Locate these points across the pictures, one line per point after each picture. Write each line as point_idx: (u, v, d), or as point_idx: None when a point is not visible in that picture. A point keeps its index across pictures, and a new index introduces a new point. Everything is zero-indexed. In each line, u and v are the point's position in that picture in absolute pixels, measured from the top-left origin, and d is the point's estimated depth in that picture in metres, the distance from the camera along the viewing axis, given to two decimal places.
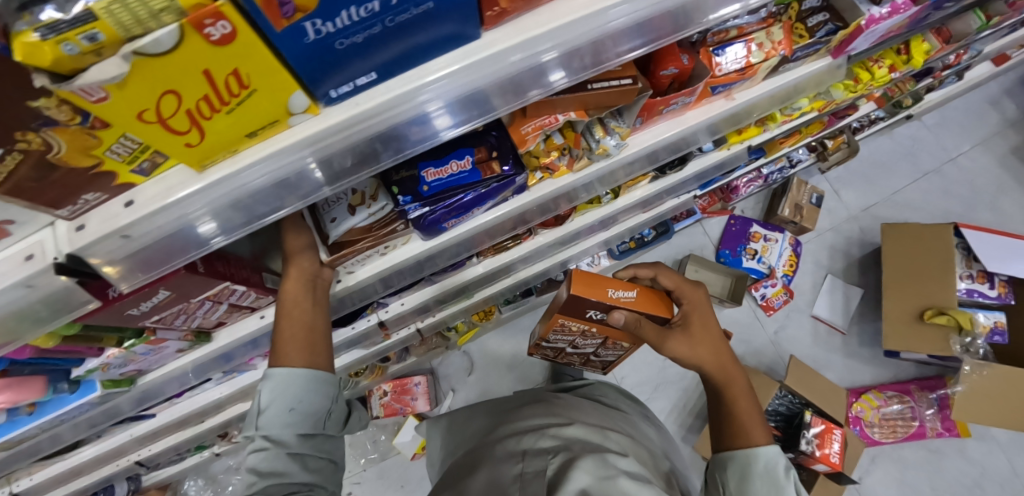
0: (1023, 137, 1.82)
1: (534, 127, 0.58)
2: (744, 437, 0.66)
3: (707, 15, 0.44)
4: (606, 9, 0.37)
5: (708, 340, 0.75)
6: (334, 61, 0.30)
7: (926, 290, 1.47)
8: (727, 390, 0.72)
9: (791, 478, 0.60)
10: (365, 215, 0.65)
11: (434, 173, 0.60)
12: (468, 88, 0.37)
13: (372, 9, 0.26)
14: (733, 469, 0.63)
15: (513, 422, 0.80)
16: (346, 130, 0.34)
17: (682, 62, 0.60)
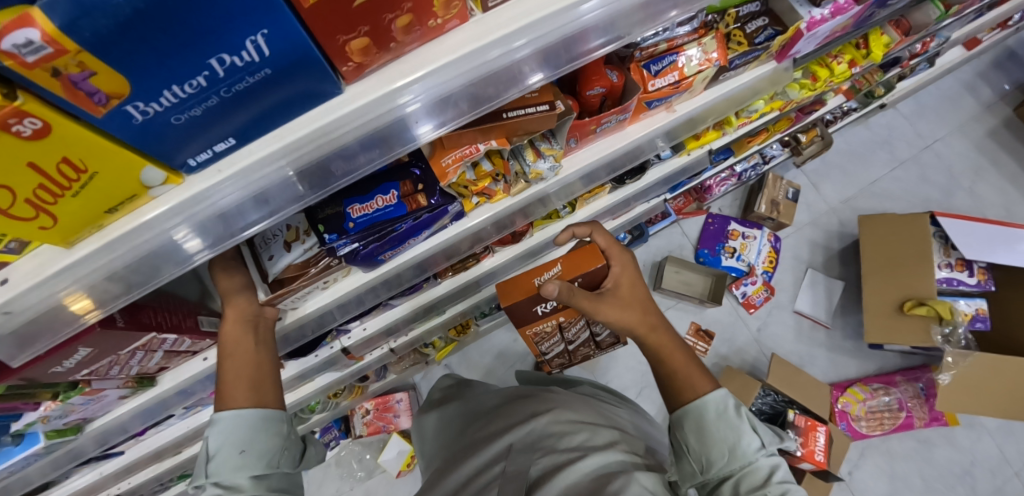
0: (998, 121, 1.83)
1: (454, 158, 0.58)
2: (689, 391, 0.64)
3: (632, 32, 0.44)
4: (500, 41, 0.36)
5: (637, 298, 0.71)
6: (179, 134, 0.29)
7: (905, 281, 1.45)
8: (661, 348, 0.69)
9: (743, 415, 0.60)
10: (303, 250, 0.66)
11: (359, 209, 0.60)
12: (343, 142, 0.36)
13: (198, 85, 0.26)
14: (690, 427, 0.61)
15: (510, 410, 0.81)
16: (212, 196, 0.34)
17: (608, 80, 0.59)
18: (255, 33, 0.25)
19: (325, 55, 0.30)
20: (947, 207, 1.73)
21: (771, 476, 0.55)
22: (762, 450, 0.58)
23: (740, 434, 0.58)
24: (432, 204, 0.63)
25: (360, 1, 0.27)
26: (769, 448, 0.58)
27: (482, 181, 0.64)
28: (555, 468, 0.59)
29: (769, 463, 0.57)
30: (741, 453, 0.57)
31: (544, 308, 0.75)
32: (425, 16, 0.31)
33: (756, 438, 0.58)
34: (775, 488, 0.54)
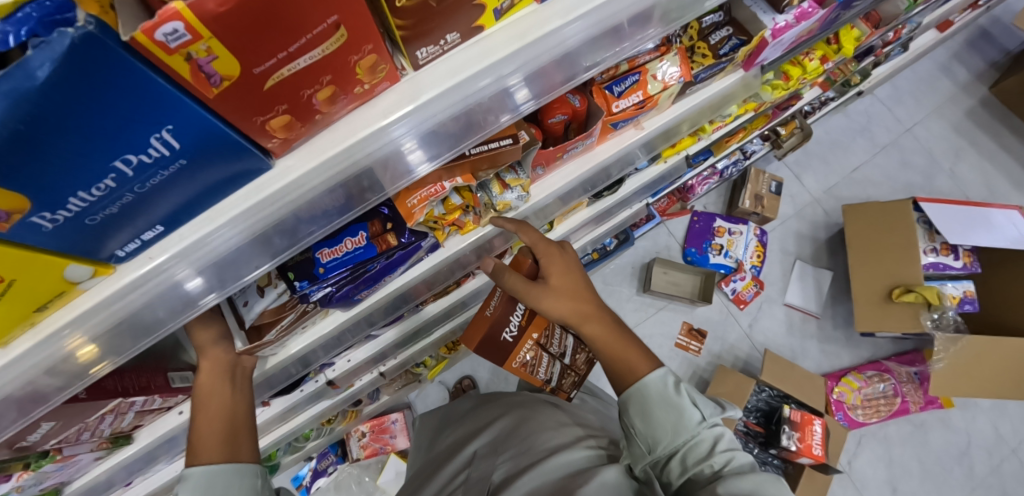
0: (975, 101, 1.84)
1: (419, 198, 0.54)
2: (630, 375, 0.59)
3: (594, 61, 0.43)
4: (471, 80, 0.35)
5: (572, 283, 0.65)
6: (99, 231, 0.28)
7: (891, 268, 1.45)
8: (599, 334, 0.62)
9: (683, 391, 0.56)
10: (277, 295, 0.63)
11: (329, 253, 0.57)
12: (278, 217, 0.35)
13: (106, 187, 0.25)
14: (635, 409, 0.56)
15: (480, 421, 0.82)
16: (145, 285, 0.34)
17: (570, 107, 0.58)
18: (159, 130, 0.24)
19: (244, 135, 0.29)
20: (929, 191, 1.74)
21: (714, 447, 0.52)
22: (705, 422, 0.54)
23: (680, 410, 0.54)
24: (403, 242, 0.60)
25: (269, 84, 0.26)
26: (712, 418, 0.55)
27: (452, 214, 0.62)
28: (519, 472, 0.61)
29: (712, 435, 0.53)
30: (685, 429, 0.53)
31: (510, 332, 0.68)
32: (348, 85, 0.30)
33: (697, 411, 0.54)
34: (721, 459, 0.50)
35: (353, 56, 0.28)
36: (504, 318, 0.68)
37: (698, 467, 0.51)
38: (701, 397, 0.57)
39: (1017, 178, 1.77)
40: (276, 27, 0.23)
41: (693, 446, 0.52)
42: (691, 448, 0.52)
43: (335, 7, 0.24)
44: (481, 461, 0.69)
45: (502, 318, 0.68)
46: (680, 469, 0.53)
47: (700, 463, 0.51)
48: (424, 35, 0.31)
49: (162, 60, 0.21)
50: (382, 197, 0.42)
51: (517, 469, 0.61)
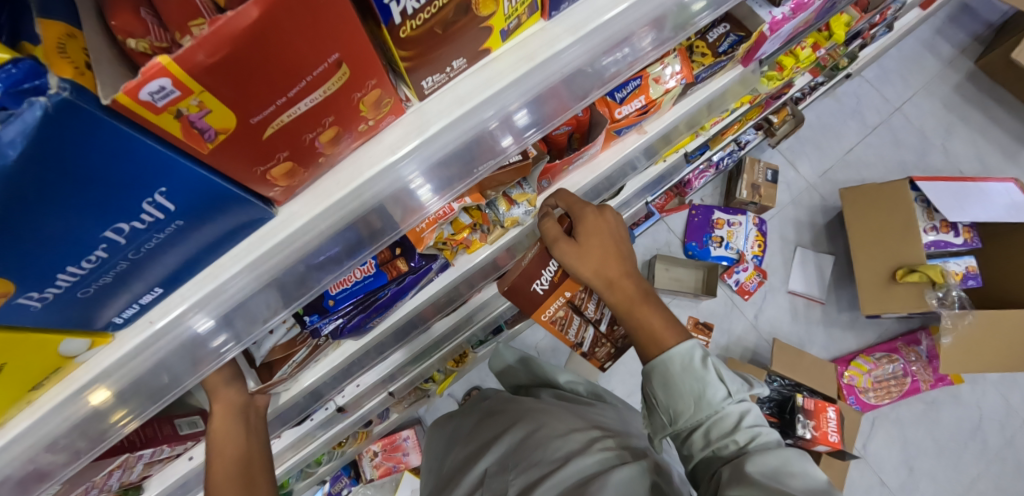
0: (961, 77, 1.85)
1: (427, 222, 0.52)
2: (654, 345, 0.54)
3: (601, 78, 0.41)
4: (483, 105, 0.32)
5: (605, 243, 0.58)
6: (94, 302, 0.26)
7: (894, 249, 1.44)
8: (623, 299, 0.57)
9: (710, 364, 0.51)
10: (287, 330, 0.55)
11: (337, 285, 0.54)
12: (284, 268, 0.33)
13: (98, 258, 0.23)
14: (657, 380, 0.52)
15: (485, 432, 0.73)
16: (146, 350, 0.32)
17: (575, 118, 0.58)
18: (152, 193, 0.22)
19: (244, 186, 0.27)
20: (923, 168, 1.74)
21: (741, 422, 0.48)
22: (732, 397, 0.49)
23: (705, 385, 0.50)
24: (414, 267, 0.57)
25: (269, 132, 0.24)
26: (740, 393, 0.50)
27: (461, 234, 0.60)
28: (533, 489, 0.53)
29: (739, 409, 0.49)
30: (710, 404, 0.49)
31: (542, 284, 0.58)
32: (351, 123, 0.28)
33: (724, 386, 0.50)
34: (746, 435, 0.47)
35: (357, 93, 0.26)
36: (536, 270, 0.57)
37: (722, 441, 0.48)
38: (732, 371, 0.52)
39: (1008, 149, 1.79)
40: (275, 73, 0.21)
41: (717, 421, 0.49)
42: (715, 422, 0.49)
43: (335, 44, 0.22)
44: (492, 481, 0.60)
45: (533, 269, 0.57)
46: (702, 444, 0.49)
47: (724, 438, 0.48)
48: (429, 65, 0.29)
49: (151, 121, 0.19)
50: (398, 234, 0.40)
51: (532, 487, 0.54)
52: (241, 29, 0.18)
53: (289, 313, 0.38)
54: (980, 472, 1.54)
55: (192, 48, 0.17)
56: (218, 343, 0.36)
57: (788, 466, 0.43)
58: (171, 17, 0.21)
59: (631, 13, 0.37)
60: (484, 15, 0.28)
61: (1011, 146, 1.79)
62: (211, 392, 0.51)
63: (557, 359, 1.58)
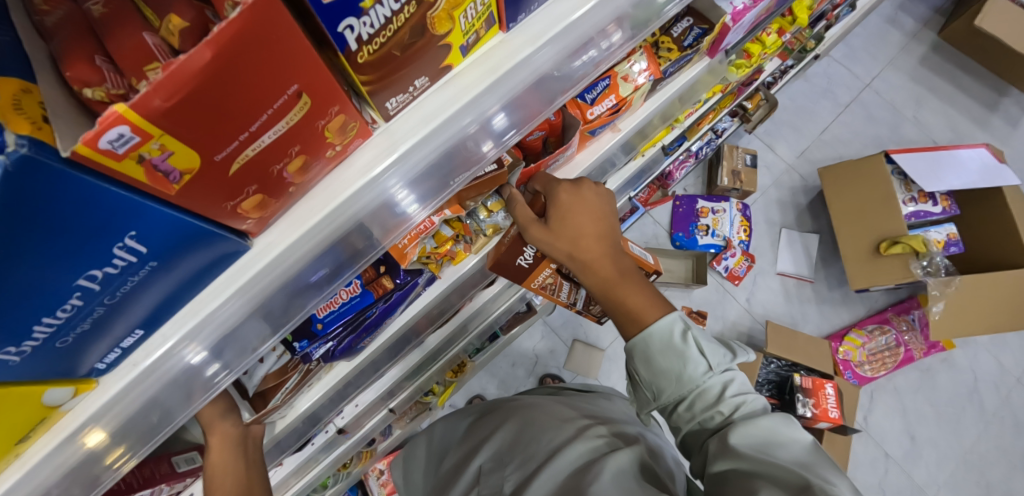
0: (926, 49, 1.90)
1: (409, 237, 0.53)
2: (632, 324, 0.54)
3: (569, 80, 0.42)
4: (457, 114, 0.33)
5: (579, 222, 0.56)
6: (73, 351, 0.26)
7: (877, 222, 1.47)
8: (603, 278, 0.55)
9: (691, 339, 0.52)
10: (278, 358, 0.56)
11: (324, 308, 0.54)
12: (267, 297, 0.33)
13: (73, 306, 0.23)
14: (639, 358, 0.54)
15: (478, 431, 0.73)
16: (134, 392, 0.32)
17: (546, 123, 0.59)
18: (122, 238, 0.22)
19: (215, 222, 0.27)
20: (898, 141, 1.78)
21: (724, 393, 0.49)
22: (715, 370, 0.50)
23: (686, 360, 0.51)
24: (400, 283, 0.58)
25: (235, 168, 0.24)
26: (722, 364, 0.51)
27: (445, 246, 0.60)
28: (528, 479, 0.54)
29: (721, 381, 0.50)
30: (692, 380, 0.50)
31: (526, 258, 0.58)
32: (318, 150, 0.28)
33: (705, 360, 0.51)
34: (729, 406, 0.48)
35: (320, 120, 0.26)
36: (516, 247, 0.58)
37: (707, 414, 0.49)
38: (714, 342, 0.52)
39: (977, 116, 1.83)
40: (235, 111, 0.21)
41: (700, 395, 0.50)
42: (698, 396, 0.50)
43: (292, 76, 0.23)
44: (487, 477, 0.61)
45: (512, 245, 0.59)
46: (687, 417, 0.51)
47: (709, 410, 0.49)
48: (391, 87, 0.29)
49: (114, 168, 0.19)
50: (380, 251, 0.40)
51: (527, 477, 0.55)
52: (195, 71, 0.18)
53: (276, 341, 0.38)
54: (980, 434, 1.56)
55: (148, 93, 0.18)
56: (211, 374, 0.36)
57: (774, 436, 0.44)
58: (127, 63, 0.21)
59: (591, 16, 0.37)
60: (440, 34, 0.28)
61: (980, 112, 1.84)
62: (206, 427, 0.50)
63: (556, 359, 1.58)
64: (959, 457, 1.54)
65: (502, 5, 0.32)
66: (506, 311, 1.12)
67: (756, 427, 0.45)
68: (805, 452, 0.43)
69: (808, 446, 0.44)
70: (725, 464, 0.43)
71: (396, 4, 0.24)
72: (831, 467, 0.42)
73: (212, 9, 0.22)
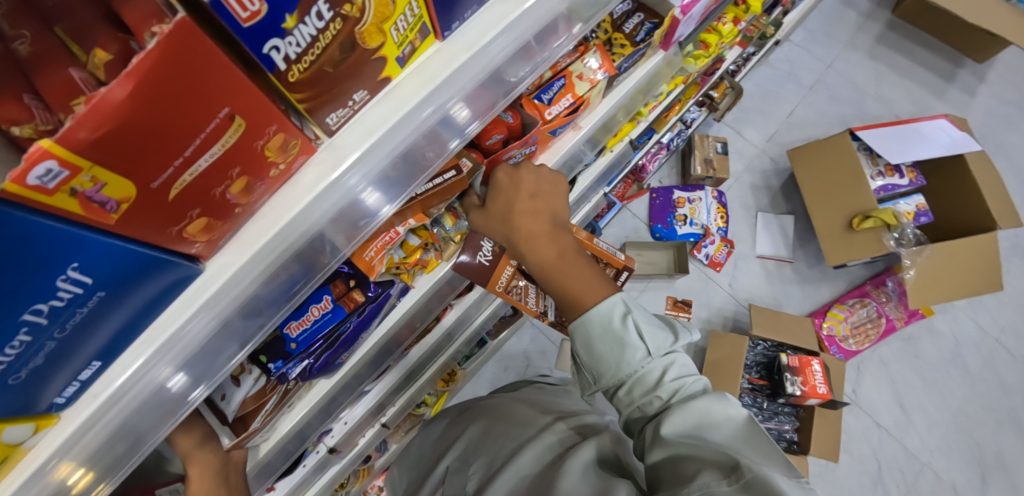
0: (882, 27, 1.96)
1: (376, 249, 0.53)
2: (575, 309, 0.58)
3: (518, 75, 0.43)
4: (412, 113, 0.34)
5: (510, 199, 0.61)
6: (27, 390, 0.26)
7: (848, 198, 1.51)
8: (544, 260, 0.60)
9: (630, 324, 0.54)
10: (256, 381, 0.55)
11: (297, 326, 0.53)
12: (227, 315, 0.34)
13: (22, 342, 0.23)
14: (579, 342, 0.57)
15: (452, 431, 0.78)
16: (98, 423, 0.31)
17: (503, 125, 0.61)
18: (65, 270, 0.22)
19: (160, 247, 0.27)
20: (862, 117, 1.83)
21: (663, 377, 0.51)
22: (654, 354, 0.52)
23: (624, 345, 0.53)
24: (371, 296, 0.58)
25: (173, 193, 0.25)
26: (661, 348, 0.53)
27: (413, 256, 0.60)
28: (490, 477, 0.57)
29: (661, 365, 0.52)
30: (631, 365, 0.53)
31: (485, 256, 0.63)
32: (261, 170, 0.29)
33: (644, 345, 0.53)
34: (667, 389, 0.50)
35: (259, 140, 0.27)
36: (475, 242, 0.63)
37: (646, 398, 0.51)
38: (653, 326, 0.55)
39: (936, 88, 1.89)
40: (164, 138, 0.22)
41: (639, 379, 0.52)
42: (637, 380, 0.52)
43: (221, 100, 0.23)
44: (455, 477, 0.65)
45: (472, 243, 0.63)
46: (627, 400, 0.53)
47: (648, 394, 0.51)
48: (328, 103, 0.30)
49: (46, 203, 0.20)
50: (341, 259, 0.40)
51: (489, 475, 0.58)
52: (117, 105, 0.19)
53: (246, 355, 0.39)
54: (966, 396, 1.60)
55: (73, 126, 0.18)
56: (184, 390, 0.36)
57: (708, 419, 0.46)
58: (55, 98, 0.21)
59: (533, 13, 0.39)
60: (372, 47, 0.29)
61: (939, 84, 1.90)
62: (185, 457, 0.50)
63: (546, 360, 1.59)
64: (948, 421, 1.58)
65: (433, 14, 0.33)
66: (490, 316, 1.13)
67: (689, 410, 0.46)
68: (734, 433, 0.44)
69: (742, 423, 0.45)
70: (659, 452, 0.46)
71: (320, 22, 0.25)
72: (761, 442, 0.43)
73: (138, 41, 0.22)
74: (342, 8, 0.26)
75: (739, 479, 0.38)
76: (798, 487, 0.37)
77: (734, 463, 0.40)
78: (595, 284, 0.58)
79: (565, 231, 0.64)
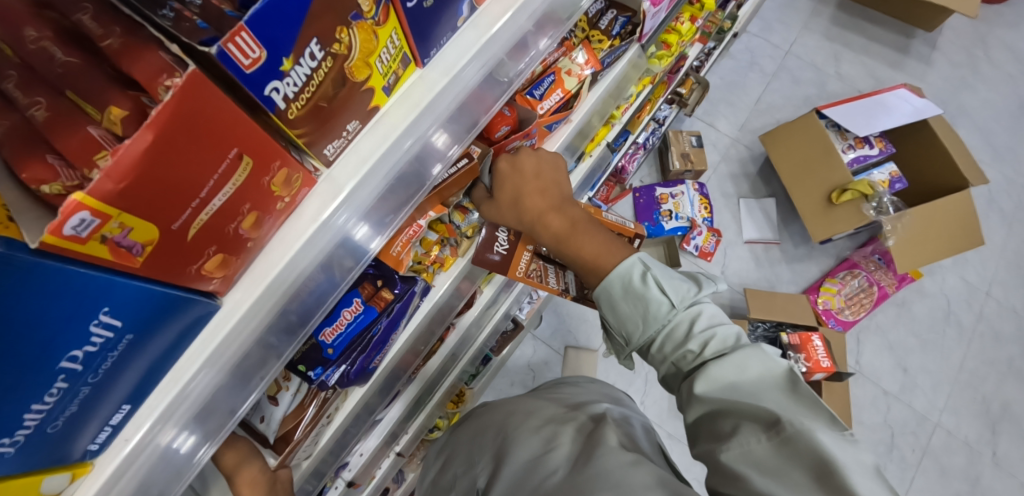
0: (833, 9, 2.05)
1: (401, 244, 0.56)
2: (595, 274, 0.61)
3: (508, 73, 0.46)
4: (404, 134, 0.37)
5: (519, 183, 0.63)
6: (65, 437, 0.27)
7: (823, 174, 1.57)
8: (556, 232, 0.63)
9: (649, 281, 0.57)
10: (294, 395, 0.56)
11: (332, 332, 0.53)
12: (243, 349, 0.35)
13: (59, 390, 0.24)
14: (605, 305, 0.60)
15: (457, 436, 0.84)
16: (129, 470, 0.31)
17: (509, 118, 0.64)
18: (97, 315, 0.24)
19: (180, 288, 0.28)
20: (825, 97, 1.90)
21: (691, 329, 0.54)
22: (678, 307, 0.55)
23: (647, 301, 0.57)
24: (399, 293, 0.58)
25: (192, 233, 0.26)
26: (685, 300, 0.56)
27: (432, 251, 0.64)
28: (496, 471, 0.61)
29: (688, 316, 0.55)
30: (658, 318, 0.56)
31: (500, 248, 0.67)
32: (269, 205, 0.31)
33: (667, 299, 0.56)
34: (697, 341, 0.52)
35: (265, 177, 0.29)
36: (491, 236, 0.67)
37: (678, 352, 0.54)
38: (672, 278, 0.57)
39: (892, 60, 1.98)
40: (183, 180, 0.24)
41: (669, 334, 0.55)
42: (667, 334, 0.55)
43: (231, 142, 0.25)
44: (464, 478, 0.70)
45: (487, 237, 0.67)
46: (661, 356, 0.56)
47: (679, 348, 0.54)
48: (324, 136, 0.32)
49: (78, 250, 0.21)
50: (343, 291, 0.41)
51: (498, 464, 0.61)
52: (140, 153, 0.21)
53: (260, 396, 0.39)
54: (965, 353, 1.64)
55: (101, 179, 0.20)
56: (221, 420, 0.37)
57: (745, 370, 0.47)
58: (78, 156, 0.23)
59: (514, 23, 0.42)
60: (361, 80, 0.32)
61: (894, 57, 1.99)
62: (230, 479, 0.50)
63: (552, 371, 1.60)
64: (951, 379, 1.60)
65: (413, 45, 0.35)
66: (492, 330, 1.15)
67: (721, 362, 0.48)
68: (773, 381, 0.45)
69: (781, 375, 0.45)
70: (699, 409, 0.48)
71: (313, 62, 0.27)
72: (801, 392, 0.42)
73: (150, 96, 0.24)
74: (332, 47, 0.28)
75: (778, 434, 0.39)
76: (840, 435, 0.38)
77: (775, 418, 0.41)
78: (610, 246, 0.61)
79: (572, 203, 0.66)
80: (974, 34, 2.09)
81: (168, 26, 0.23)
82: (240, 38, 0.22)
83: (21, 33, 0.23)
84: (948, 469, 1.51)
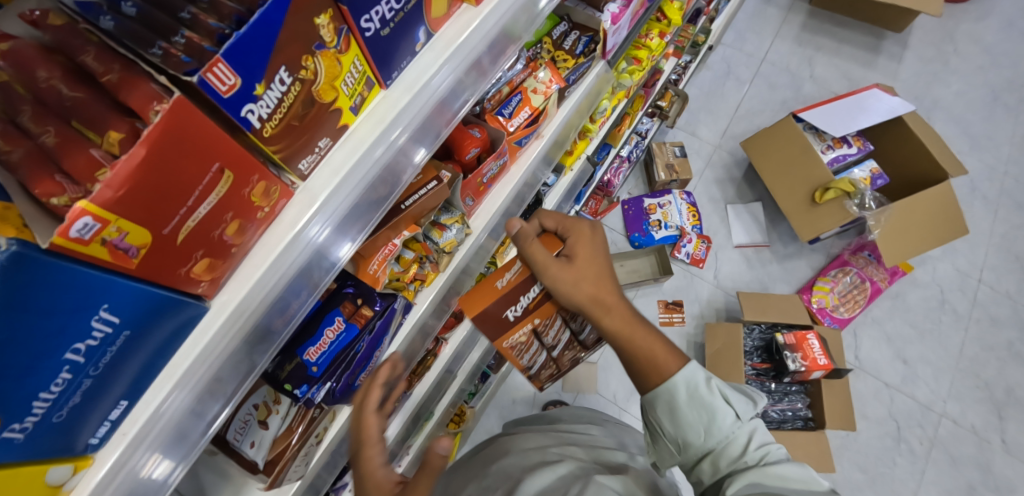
0: (803, 16, 2.14)
1: (377, 262, 0.59)
2: (658, 374, 0.58)
3: (473, 89, 0.51)
4: (372, 148, 0.41)
5: (597, 270, 0.62)
6: (68, 428, 0.30)
7: (805, 175, 1.60)
8: (618, 323, 0.61)
9: (715, 390, 0.56)
10: (283, 419, 0.59)
11: (316, 350, 0.55)
12: (230, 349, 0.38)
13: (65, 379, 0.27)
14: (663, 409, 0.57)
15: (451, 470, 0.81)
16: (127, 465, 0.34)
17: (478, 140, 0.66)
18: (97, 310, 0.27)
19: (172, 289, 0.32)
20: (802, 100, 1.97)
21: (747, 445, 0.52)
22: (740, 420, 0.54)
23: (712, 412, 0.54)
24: (378, 310, 0.60)
25: (181, 238, 0.30)
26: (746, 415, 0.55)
27: (410, 269, 0.67)
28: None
29: (745, 432, 0.53)
30: (721, 430, 0.54)
31: (515, 312, 0.60)
32: (250, 213, 0.35)
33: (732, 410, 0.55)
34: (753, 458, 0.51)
35: (245, 188, 0.33)
36: (514, 297, 0.60)
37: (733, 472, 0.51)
38: (733, 392, 0.57)
39: (864, 60, 2.05)
40: (170, 191, 0.28)
41: (726, 447, 0.53)
42: (725, 449, 0.53)
43: (214, 157, 0.29)
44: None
45: (511, 296, 0.60)
46: (712, 471, 0.53)
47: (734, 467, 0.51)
48: (299, 151, 0.36)
49: (82, 251, 0.25)
50: (312, 302, 0.44)
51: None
52: (135, 166, 0.25)
53: (231, 411, 0.41)
54: (964, 341, 1.63)
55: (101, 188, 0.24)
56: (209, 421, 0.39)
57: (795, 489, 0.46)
58: (81, 174, 0.27)
59: (472, 41, 0.48)
60: (328, 101, 0.36)
61: (865, 57, 2.06)
62: None
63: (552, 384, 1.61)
64: (952, 367, 1.60)
65: (375, 68, 0.40)
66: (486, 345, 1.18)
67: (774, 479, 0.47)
68: None
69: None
70: None
71: (283, 86, 0.32)
72: None
73: (142, 121, 0.28)
74: (300, 73, 0.32)
75: None
76: None
77: None
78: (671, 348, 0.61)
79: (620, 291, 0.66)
80: (940, 31, 2.16)
81: (159, 62, 0.28)
82: (217, 68, 0.27)
83: (34, 74, 0.28)
84: (958, 458, 1.50)
